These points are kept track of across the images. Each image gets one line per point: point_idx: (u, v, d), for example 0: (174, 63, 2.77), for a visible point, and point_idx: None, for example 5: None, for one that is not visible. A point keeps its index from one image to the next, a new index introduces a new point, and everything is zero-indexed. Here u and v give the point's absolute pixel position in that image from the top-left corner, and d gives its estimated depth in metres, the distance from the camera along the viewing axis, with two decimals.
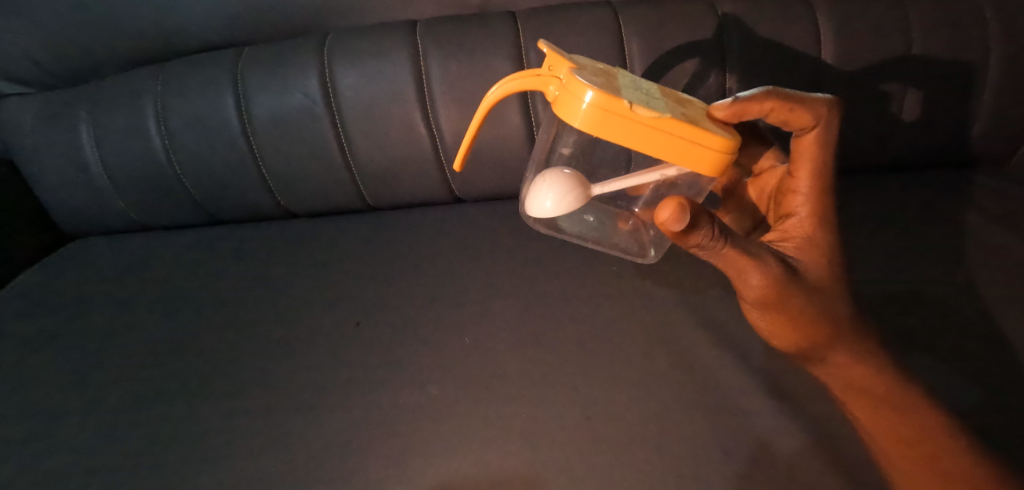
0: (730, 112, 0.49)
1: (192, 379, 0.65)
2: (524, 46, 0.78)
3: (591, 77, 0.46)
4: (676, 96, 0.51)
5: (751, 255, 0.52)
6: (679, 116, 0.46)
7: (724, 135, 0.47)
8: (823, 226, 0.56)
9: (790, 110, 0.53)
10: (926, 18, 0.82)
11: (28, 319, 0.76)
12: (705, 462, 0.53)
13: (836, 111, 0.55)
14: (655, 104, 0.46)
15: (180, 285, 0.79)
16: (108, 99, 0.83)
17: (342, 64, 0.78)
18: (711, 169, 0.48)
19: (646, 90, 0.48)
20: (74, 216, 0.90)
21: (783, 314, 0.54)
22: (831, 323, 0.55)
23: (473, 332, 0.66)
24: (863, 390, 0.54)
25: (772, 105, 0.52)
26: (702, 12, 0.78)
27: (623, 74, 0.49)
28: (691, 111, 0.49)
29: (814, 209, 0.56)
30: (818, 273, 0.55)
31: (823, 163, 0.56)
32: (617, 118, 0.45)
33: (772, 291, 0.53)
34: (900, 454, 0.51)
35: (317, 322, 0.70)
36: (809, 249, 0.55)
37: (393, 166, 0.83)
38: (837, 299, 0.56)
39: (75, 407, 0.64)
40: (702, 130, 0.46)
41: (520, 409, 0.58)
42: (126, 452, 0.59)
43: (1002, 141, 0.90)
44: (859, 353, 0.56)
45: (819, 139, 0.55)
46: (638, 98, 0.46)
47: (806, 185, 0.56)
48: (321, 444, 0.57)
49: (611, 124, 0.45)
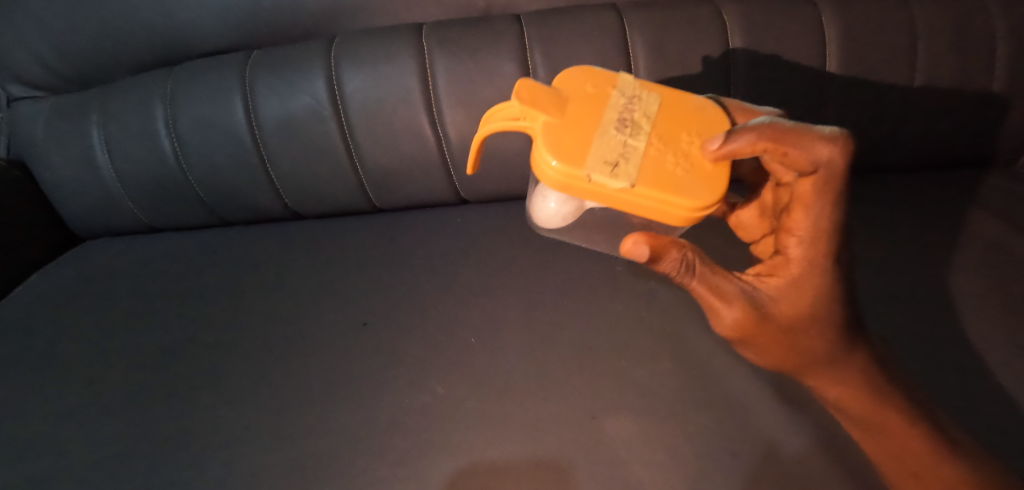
0: (715, 158, 0.48)
1: (202, 378, 0.66)
2: (529, 47, 0.78)
3: (562, 135, 0.47)
4: (667, 132, 0.50)
5: (721, 288, 0.51)
6: (649, 178, 0.47)
7: (696, 199, 0.47)
8: (814, 271, 0.52)
9: (785, 152, 0.49)
10: (934, 21, 0.82)
11: (40, 319, 0.77)
12: (712, 463, 0.54)
13: (845, 155, 0.49)
14: (625, 165, 0.47)
15: (190, 286, 0.79)
16: (119, 102, 0.84)
17: (349, 67, 0.79)
18: (682, 224, 0.49)
19: (625, 139, 0.48)
20: (84, 218, 0.91)
21: (760, 345, 0.53)
22: (809, 354, 0.54)
23: (480, 333, 0.66)
24: (846, 406, 0.55)
25: (765, 146, 0.49)
26: (707, 14, 0.79)
27: (611, 109, 0.49)
28: (672, 160, 0.48)
29: (807, 253, 0.52)
30: (800, 313, 0.52)
31: (825, 209, 0.51)
32: (579, 186, 0.47)
33: (741, 327, 0.52)
34: (889, 467, 0.53)
35: (323, 322, 0.70)
36: (791, 292, 0.52)
37: (399, 167, 0.84)
38: (818, 337, 0.54)
39: (88, 404, 0.65)
40: (669, 195, 0.47)
41: (526, 409, 0.58)
42: (138, 450, 0.60)
43: (1009, 143, 0.90)
44: (842, 375, 0.55)
45: (818, 184, 0.51)
46: (608, 157, 0.47)
47: (801, 226, 0.52)
48: (329, 443, 0.58)
49: (574, 190, 0.48)
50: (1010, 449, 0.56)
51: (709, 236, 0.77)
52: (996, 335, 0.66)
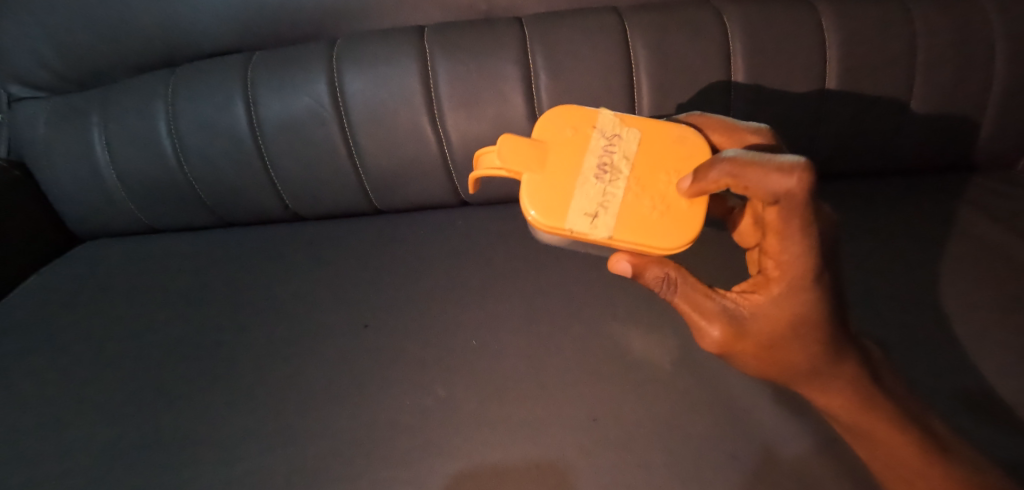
0: (689, 197, 0.50)
1: (204, 379, 0.66)
2: (531, 50, 0.79)
3: (544, 191, 0.50)
4: (647, 170, 0.52)
5: (701, 305, 0.53)
6: (625, 227, 0.50)
7: (670, 242, 0.50)
8: (792, 291, 0.51)
9: (746, 185, 0.49)
10: (934, 23, 0.82)
11: (42, 319, 0.77)
12: (712, 465, 0.54)
13: (809, 179, 0.47)
14: (603, 215, 0.50)
15: (191, 288, 0.79)
16: (121, 103, 0.84)
17: (351, 70, 0.79)
18: (661, 260, 0.53)
19: (603, 186, 0.50)
20: (85, 218, 0.91)
21: (745, 359, 0.54)
22: (800, 367, 0.54)
23: (480, 335, 0.67)
24: (836, 414, 0.55)
25: (726, 181, 0.48)
26: (707, 18, 0.79)
27: (591, 154, 0.51)
28: (650, 203, 0.51)
29: (784, 279, 0.51)
30: (782, 332, 0.52)
31: (797, 231, 0.49)
32: (562, 234, 0.51)
33: (721, 345, 0.53)
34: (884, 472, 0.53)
35: (324, 323, 0.70)
36: (771, 311, 0.52)
37: (401, 169, 0.84)
38: (805, 353, 0.53)
39: (90, 405, 0.65)
40: (646, 240, 0.50)
41: (527, 411, 0.59)
42: (141, 450, 0.60)
43: (1007, 148, 0.90)
44: (836, 385, 0.55)
45: (786, 215, 0.49)
46: (588, 208, 0.50)
47: (777, 250, 0.51)
48: (332, 444, 0.58)
49: (560, 236, 0.52)
50: (1008, 451, 0.57)
51: (709, 240, 0.77)
52: (994, 337, 0.66)
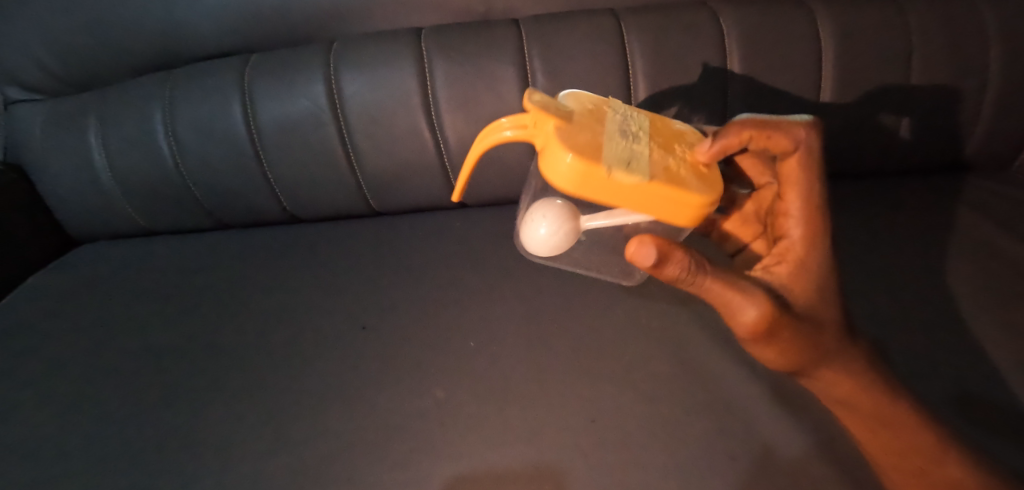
0: (709, 158, 0.50)
1: (202, 382, 0.66)
2: (528, 52, 0.79)
3: (575, 137, 0.47)
4: (663, 139, 0.51)
5: (739, 284, 0.49)
6: (660, 176, 0.47)
7: (704, 191, 0.48)
8: (816, 250, 0.53)
9: (768, 136, 0.53)
10: (930, 24, 0.82)
11: (39, 322, 0.77)
12: (710, 465, 0.54)
13: (817, 132, 0.54)
14: (637, 163, 0.47)
15: (188, 290, 0.79)
16: (118, 106, 0.84)
17: (349, 72, 0.79)
18: (688, 219, 0.50)
19: (631, 141, 0.48)
20: (82, 221, 0.91)
21: (781, 344, 0.50)
22: (827, 348, 0.52)
23: (479, 336, 0.67)
24: (849, 405, 0.53)
25: (751, 133, 0.52)
26: (704, 20, 0.79)
27: (612, 117, 0.50)
28: (674, 162, 0.49)
29: (809, 228, 0.54)
30: (815, 297, 0.52)
31: (812, 185, 0.54)
32: (595, 183, 0.46)
33: (766, 324, 0.48)
34: (893, 467, 0.51)
35: (322, 326, 0.70)
36: (804, 272, 0.52)
37: (399, 171, 0.84)
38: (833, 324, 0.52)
39: (87, 408, 0.65)
40: (681, 189, 0.47)
41: (525, 413, 0.59)
42: (138, 453, 0.60)
43: (1002, 149, 0.90)
44: (851, 371, 0.53)
45: (803, 162, 0.54)
46: (622, 156, 0.47)
47: (798, 203, 0.54)
48: (330, 446, 0.58)
49: (592, 188, 0.47)
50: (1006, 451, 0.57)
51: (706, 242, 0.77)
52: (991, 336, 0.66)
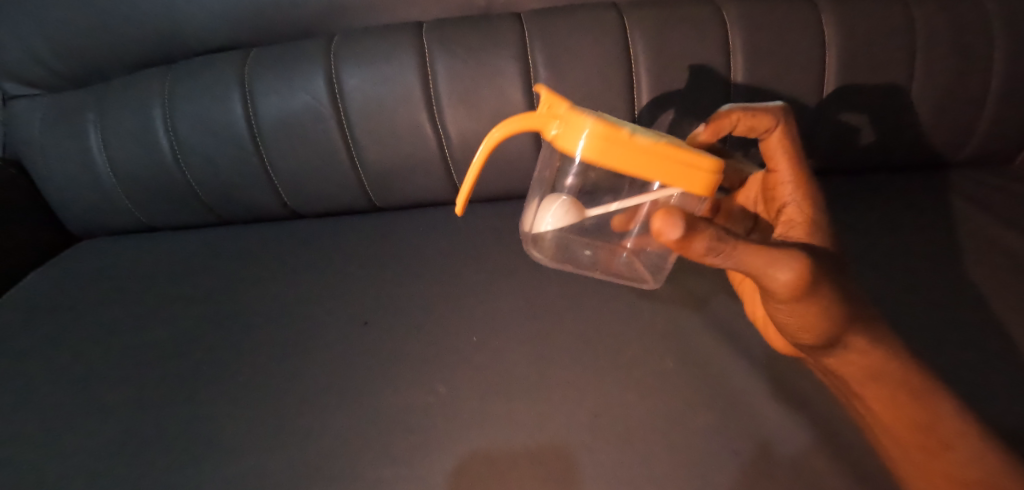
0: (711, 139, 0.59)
1: (203, 376, 0.66)
2: (529, 46, 0.78)
3: (591, 111, 0.46)
4: None
5: (769, 248, 0.48)
6: (674, 141, 0.47)
7: (715, 157, 0.48)
8: (817, 209, 0.56)
9: (753, 116, 0.58)
10: (933, 18, 0.82)
11: (39, 319, 0.77)
12: (714, 460, 0.54)
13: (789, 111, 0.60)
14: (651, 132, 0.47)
15: (189, 286, 0.79)
16: (116, 101, 0.84)
17: (349, 66, 0.79)
18: (706, 184, 0.48)
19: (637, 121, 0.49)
20: (83, 217, 0.91)
21: (808, 308, 0.50)
22: (851, 310, 0.52)
23: (481, 331, 0.66)
24: (879, 376, 0.53)
25: (738, 116, 0.57)
26: (707, 14, 0.79)
27: None
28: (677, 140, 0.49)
29: (805, 193, 0.57)
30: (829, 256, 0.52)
31: (799, 154, 0.58)
32: (622, 144, 0.44)
33: (801, 283, 0.48)
34: (918, 447, 0.50)
35: (323, 321, 0.70)
36: (814, 231, 0.54)
37: (401, 166, 0.84)
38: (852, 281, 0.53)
39: (89, 403, 0.65)
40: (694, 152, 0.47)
41: (528, 407, 0.58)
42: (139, 447, 0.60)
43: (1006, 143, 0.90)
44: (873, 337, 0.53)
45: (784, 138, 0.59)
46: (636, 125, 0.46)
47: (790, 174, 0.58)
48: (331, 440, 0.58)
49: (616, 148, 0.45)
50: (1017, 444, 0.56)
51: None
52: None
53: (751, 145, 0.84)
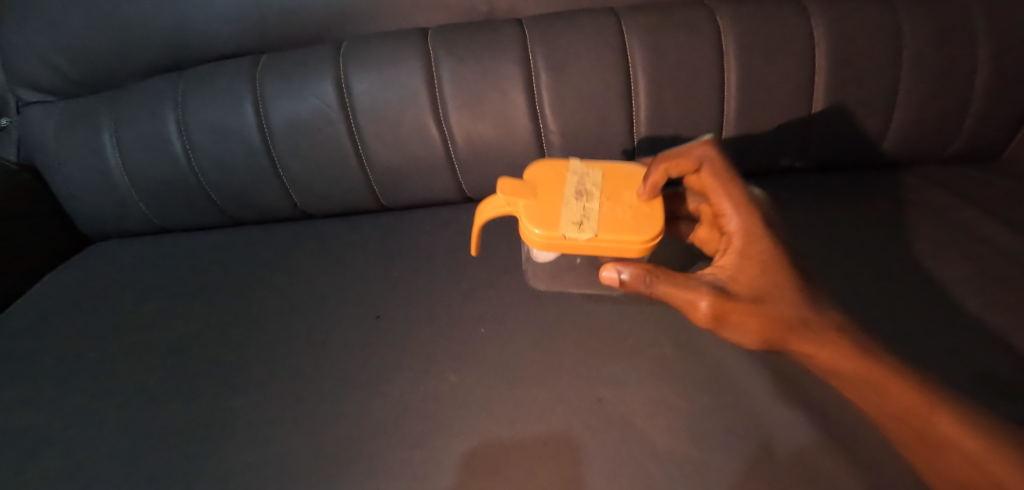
0: (649, 198, 0.57)
1: (222, 370, 0.69)
2: (531, 50, 0.81)
3: (536, 210, 0.56)
4: (616, 186, 0.58)
5: (685, 278, 0.55)
6: (607, 227, 0.55)
7: (645, 233, 0.55)
8: (755, 239, 0.57)
9: (677, 162, 0.59)
10: (921, 18, 0.84)
11: (62, 317, 0.80)
12: (711, 439, 0.57)
13: (714, 148, 0.61)
14: (588, 221, 0.55)
15: (204, 283, 0.82)
16: (130, 107, 0.86)
17: (358, 71, 0.81)
18: (641, 254, 0.57)
19: (584, 200, 0.56)
20: (97, 219, 0.93)
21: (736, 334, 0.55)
22: (788, 331, 0.54)
23: (489, 322, 0.69)
24: (851, 376, 0.53)
25: (664, 167, 0.58)
26: (701, 17, 0.81)
27: (566, 184, 0.58)
28: (622, 211, 0.56)
29: (742, 224, 0.58)
30: (759, 286, 0.55)
31: (731, 187, 0.59)
32: (558, 243, 0.55)
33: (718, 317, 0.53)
34: (905, 432, 0.51)
35: (336, 316, 0.73)
36: (747, 263, 0.56)
37: (408, 167, 0.86)
38: (786, 301, 0.54)
39: (112, 397, 0.68)
40: (625, 236, 0.55)
41: (535, 393, 0.61)
42: (163, 438, 0.63)
43: (993, 138, 0.93)
44: (834, 340, 0.54)
45: (714, 174, 0.60)
46: (574, 219, 0.55)
47: (728, 207, 0.59)
48: (349, 428, 0.61)
49: (555, 248, 0.56)
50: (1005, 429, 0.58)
51: None
52: (978, 319, 0.69)
53: (746, 144, 0.87)
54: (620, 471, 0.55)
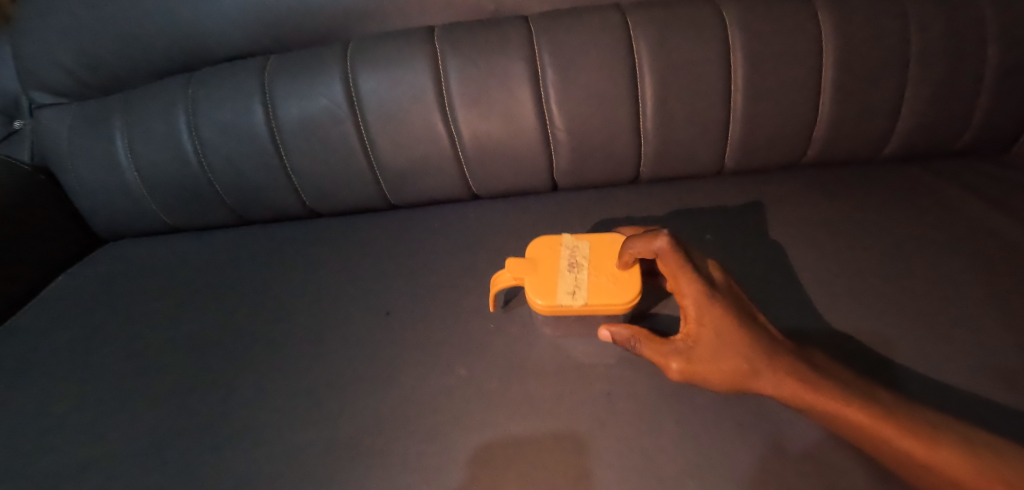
0: (627, 266, 0.64)
1: (235, 366, 0.70)
2: (537, 48, 0.82)
3: (535, 282, 0.64)
4: (602, 255, 0.66)
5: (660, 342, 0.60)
6: (595, 293, 0.62)
7: (624, 297, 0.62)
8: (709, 314, 0.58)
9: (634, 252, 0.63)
10: (930, 11, 0.83)
11: (77, 316, 0.81)
12: (720, 433, 0.57)
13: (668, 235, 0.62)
14: (579, 290, 0.63)
15: (216, 281, 0.83)
16: (142, 108, 0.87)
17: (365, 71, 0.82)
18: (626, 311, 0.63)
19: (575, 271, 0.64)
20: (110, 220, 0.95)
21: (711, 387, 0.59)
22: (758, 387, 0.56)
23: (498, 318, 0.70)
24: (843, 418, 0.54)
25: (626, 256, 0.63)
26: (707, 14, 0.81)
27: (561, 257, 0.66)
28: (608, 277, 0.64)
29: (696, 302, 0.59)
30: (720, 358, 0.57)
31: (683, 270, 0.60)
32: (558, 310, 0.63)
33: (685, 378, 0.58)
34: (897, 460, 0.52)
35: (345, 313, 0.74)
36: (703, 337, 0.58)
37: (415, 165, 0.87)
38: (744, 367, 0.56)
39: (128, 393, 0.69)
40: (610, 299, 0.62)
41: (545, 387, 0.62)
42: (179, 433, 0.64)
43: (1005, 132, 0.91)
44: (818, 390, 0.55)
45: (667, 261, 0.61)
46: (567, 289, 0.63)
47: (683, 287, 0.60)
48: (361, 421, 0.61)
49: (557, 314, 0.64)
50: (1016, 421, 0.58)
51: (713, 230, 0.81)
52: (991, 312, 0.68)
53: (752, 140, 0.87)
54: (630, 464, 0.55)
